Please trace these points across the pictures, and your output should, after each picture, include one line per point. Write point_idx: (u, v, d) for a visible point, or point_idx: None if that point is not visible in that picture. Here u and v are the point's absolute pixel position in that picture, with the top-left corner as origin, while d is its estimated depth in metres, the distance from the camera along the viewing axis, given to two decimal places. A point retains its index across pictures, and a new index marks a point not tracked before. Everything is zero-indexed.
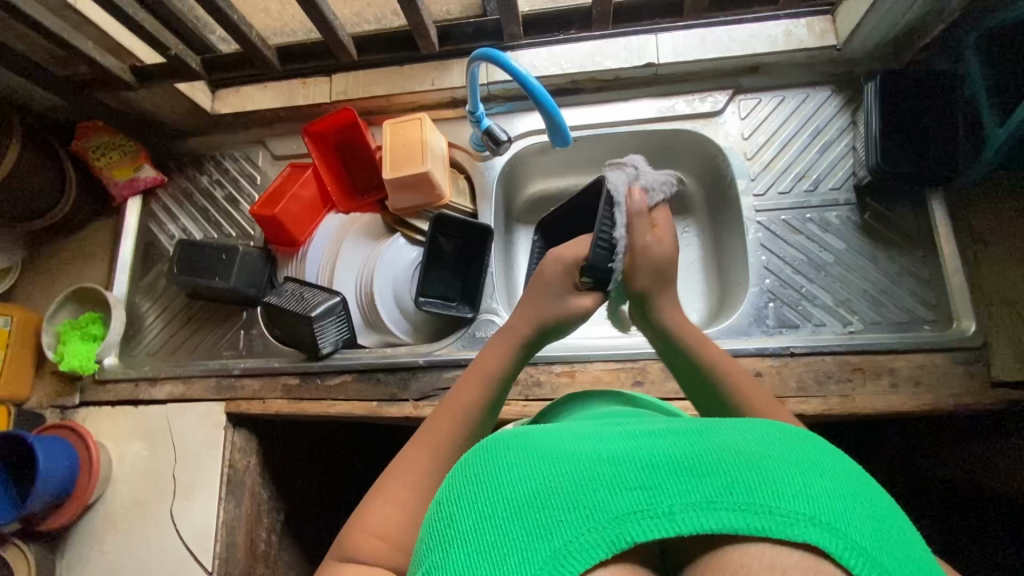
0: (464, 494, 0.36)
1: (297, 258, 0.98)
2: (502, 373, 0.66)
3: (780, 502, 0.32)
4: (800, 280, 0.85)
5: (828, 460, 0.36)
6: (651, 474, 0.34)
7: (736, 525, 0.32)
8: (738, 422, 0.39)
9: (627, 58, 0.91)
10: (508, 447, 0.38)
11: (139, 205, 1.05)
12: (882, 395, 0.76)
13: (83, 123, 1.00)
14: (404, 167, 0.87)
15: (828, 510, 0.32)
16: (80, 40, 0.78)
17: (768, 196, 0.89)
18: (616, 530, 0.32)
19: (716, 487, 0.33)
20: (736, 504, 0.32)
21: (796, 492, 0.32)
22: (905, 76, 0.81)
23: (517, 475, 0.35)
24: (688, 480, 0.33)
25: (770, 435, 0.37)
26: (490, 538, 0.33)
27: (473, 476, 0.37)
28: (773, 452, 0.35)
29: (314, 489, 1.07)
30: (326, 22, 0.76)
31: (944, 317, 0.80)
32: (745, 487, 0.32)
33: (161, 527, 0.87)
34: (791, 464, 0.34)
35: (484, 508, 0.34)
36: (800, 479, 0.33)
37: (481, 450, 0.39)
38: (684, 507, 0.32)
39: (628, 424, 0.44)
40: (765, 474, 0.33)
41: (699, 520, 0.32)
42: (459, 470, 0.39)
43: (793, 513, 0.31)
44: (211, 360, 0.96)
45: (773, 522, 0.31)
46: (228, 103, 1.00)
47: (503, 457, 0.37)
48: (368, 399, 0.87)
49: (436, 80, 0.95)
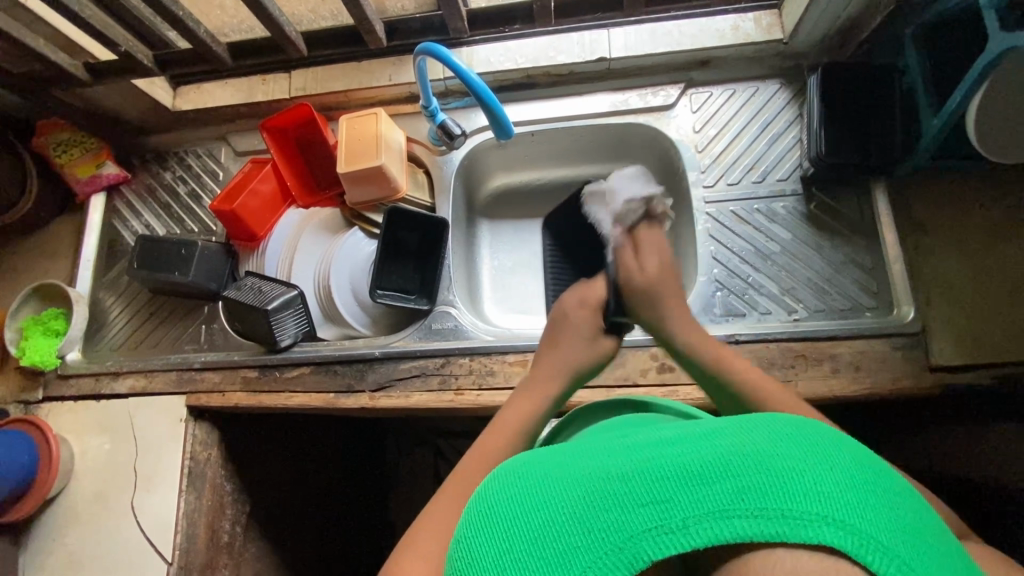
0: (485, 528, 0.38)
1: (257, 253, 0.99)
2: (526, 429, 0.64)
3: (794, 503, 0.31)
4: (747, 270, 0.87)
5: (840, 449, 0.35)
6: (661, 486, 0.34)
7: (752, 532, 0.31)
8: (746, 414, 0.38)
9: (579, 53, 0.93)
10: (523, 476, 0.40)
11: (102, 202, 1.06)
12: (822, 379, 0.78)
13: (44, 121, 1.00)
14: (359, 161, 0.89)
15: (843, 506, 0.31)
16: (31, 37, 0.79)
17: (717, 188, 0.91)
18: (631, 550, 0.33)
19: (727, 494, 0.32)
20: (750, 510, 0.32)
21: (808, 490, 0.32)
22: (846, 69, 0.83)
23: (533, 505, 0.37)
24: (699, 489, 0.33)
25: (778, 428, 0.36)
26: (511, 574, 0.35)
27: (493, 505, 0.40)
28: (781, 447, 0.34)
29: (281, 482, 1.08)
30: (273, 17, 0.77)
31: (885, 304, 0.82)
32: (757, 492, 0.32)
33: (122, 519, 0.88)
34: (800, 458, 0.33)
35: (505, 542, 0.37)
36: (813, 475, 0.33)
37: (497, 482, 0.42)
38: (699, 518, 0.32)
39: (640, 431, 0.45)
40: (777, 474, 0.32)
41: (714, 531, 0.32)
42: (479, 503, 0.42)
43: (805, 514, 0.31)
44: (173, 354, 0.97)
45: (788, 526, 0.31)
46: (189, 99, 1.02)
47: (517, 488, 0.40)
48: (325, 391, 0.88)
49: (393, 75, 0.96)
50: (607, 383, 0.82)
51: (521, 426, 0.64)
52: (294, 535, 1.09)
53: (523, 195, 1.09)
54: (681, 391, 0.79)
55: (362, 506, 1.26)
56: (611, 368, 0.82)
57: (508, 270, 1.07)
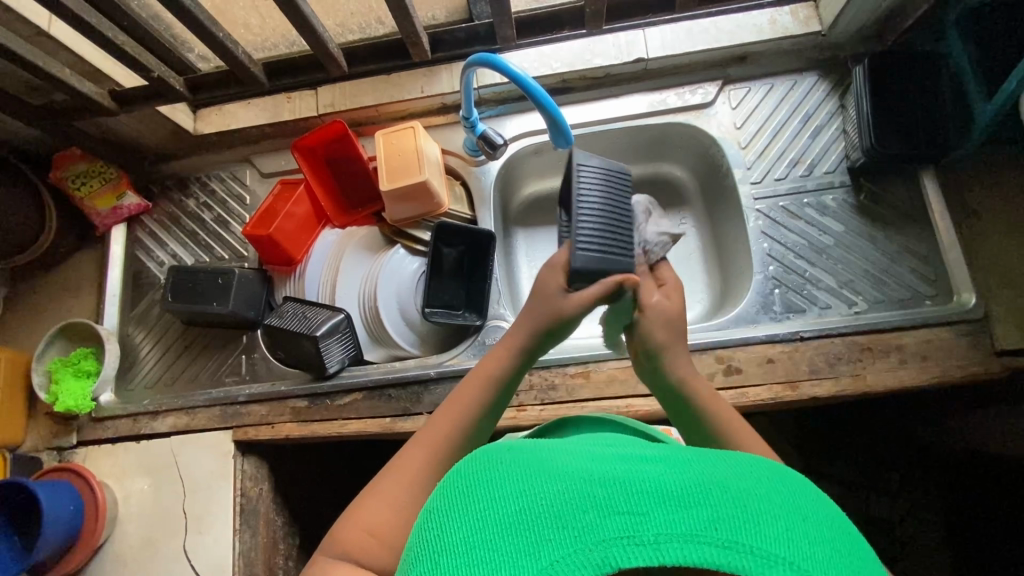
0: (454, 505, 0.36)
1: (294, 277, 0.95)
2: (499, 379, 0.65)
3: (762, 542, 0.31)
4: (802, 265, 0.86)
5: (816, 509, 0.35)
6: (639, 498, 0.33)
7: (718, 561, 0.31)
8: (728, 454, 0.38)
9: (616, 55, 0.91)
10: (499, 461, 0.38)
11: (123, 233, 1.02)
12: (891, 371, 0.77)
13: (61, 152, 0.96)
14: (401, 178, 0.86)
15: (807, 559, 0.31)
16: (54, 65, 0.75)
17: (764, 184, 0.90)
18: (601, 553, 0.31)
19: (702, 520, 0.32)
20: (721, 539, 0.31)
21: (776, 535, 0.32)
22: (892, 58, 0.83)
23: (506, 491, 0.35)
24: (675, 509, 0.32)
25: (759, 475, 0.36)
26: (481, 554, 0.32)
27: (465, 485, 0.37)
28: (759, 491, 0.34)
29: (330, 511, 1.04)
30: (316, 33, 0.74)
31: (944, 291, 0.81)
32: (730, 524, 0.31)
33: (176, 564, 0.84)
34: (777, 505, 0.33)
35: (476, 519, 0.34)
36: (784, 524, 0.32)
37: (477, 458, 0.39)
38: (669, 536, 0.31)
39: (622, 447, 0.44)
40: (751, 513, 0.32)
41: (682, 551, 0.31)
42: (451, 479, 0.39)
43: (773, 555, 0.31)
44: (214, 388, 0.94)
45: (752, 562, 0.30)
46: (210, 122, 0.98)
47: (497, 469, 0.37)
48: (381, 416, 0.86)
49: (425, 86, 0.94)
50: None
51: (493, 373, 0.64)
52: None
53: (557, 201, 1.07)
54: (750, 393, 0.78)
55: None
56: None
57: None
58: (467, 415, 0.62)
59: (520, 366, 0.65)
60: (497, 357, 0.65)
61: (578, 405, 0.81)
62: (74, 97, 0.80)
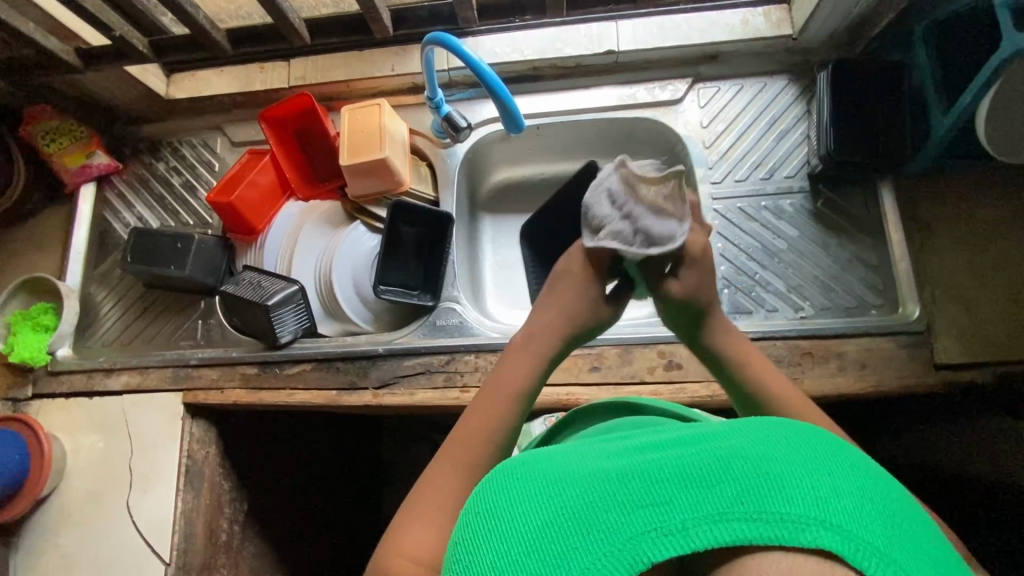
0: (480, 530, 0.37)
1: (255, 246, 0.96)
2: (525, 390, 0.63)
3: (790, 506, 0.31)
4: (754, 267, 0.86)
5: (840, 458, 0.34)
6: (660, 488, 0.33)
7: (750, 535, 0.30)
8: (743, 420, 0.38)
9: (587, 45, 0.91)
10: (518, 478, 0.39)
11: (92, 192, 1.02)
12: (829, 377, 0.78)
13: (32, 108, 0.96)
14: (361, 153, 0.87)
15: (837, 512, 0.31)
16: (18, 19, 0.76)
17: (724, 185, 0.91)
18: (630, 552, 0.31)
19: (726, 498, 0.32)
20: (747, 513, 0.31)
21: (803, 495, 0.31)
22: (857, 65, 0.82)
23: (528, 509, 0.36)
24: (696, 492, 0.32)
25: (776, 435, 0.36)
26: None
27: (489, 505, 0.38)
28: (779, 452, 0.34)
29: (280, 478, 1.06)
30: (275, 3, 0.75)
31: (890, 302, 0.82)
32: (754, 495, 0.31)
33: (117, 519, 0.86)
34: (798, 465, 0.33)
35: (501, 543, 0.35)
36: (811, 482, 0.32)
37: (493, 479, 0.40)
38: (696, 520, 0.31)
39: (636, 437, 0.44)
40: (774, 479, 0.32)
41: (710, 533, 0.31)
42: (473, 504, 0.40)
43: (803, 517, 0.30)
44: (168, 351, 0.95)
45: (784, 530, 0.30)
46: (183, 87, 0.99)
47: (515, 488, 0.38)
48: (328, 388, 0.87)
49: (396, 65, 0.94)
50: (615, 380, 0.81)
51: (518, 385, 0.63)
52: (293, 533, 1.08)
53: (527, 189, 1.07)
54: (688, 389, 0.79)
55: (362, 504, 1.24)
56: (619, 365, 0.82)
57: (512, 265, 1.04)
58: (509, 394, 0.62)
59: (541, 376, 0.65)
60: (521, 370, 0.64)
61: None
62: (39, 52, 0.81)
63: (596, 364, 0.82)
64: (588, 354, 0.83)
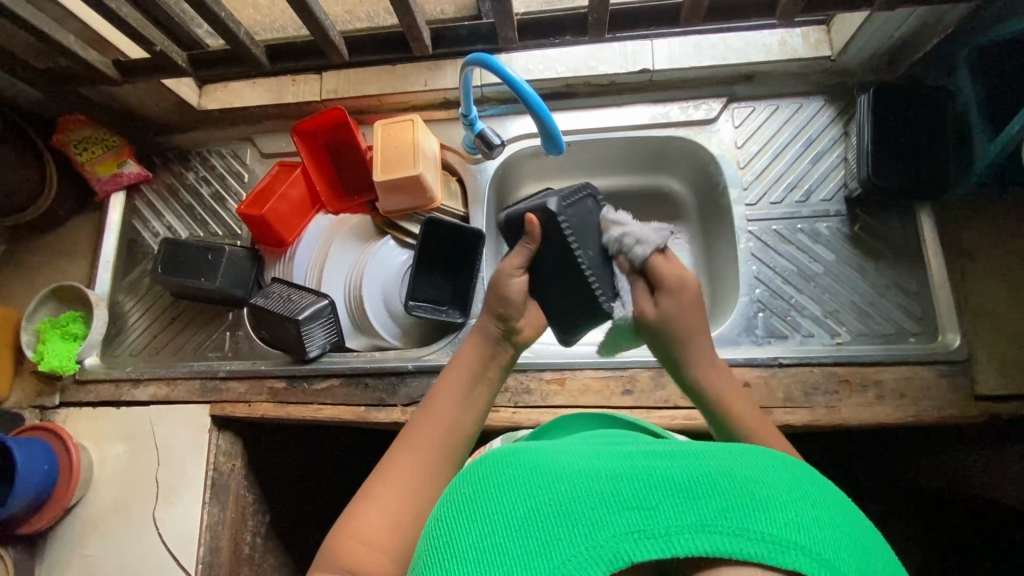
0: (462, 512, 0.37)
1: (285, 259, 0.96)
2: (475, 371, 0.65)
3: (774, 528, 0.32)
4: (789, 291, 0.85)
5: (821, 489, 0.35)
6: (648, 493, 0.33)
7: (729, 549, 0.31)
8: (734, 442, 0.39)
9: (621, 63, 0.91)
10: (507, 464, 0.39)
11: (121, 201, 1.03)
12: (867, 406, 0.76)
13: (65, 116, 0.96)
14: (395, 169, 0.86)
15: (817, 539, 0.32)
16: (59, 33, 0.76)
17: (759, 207, 0.90)
18: (612, 549, 0.32)
19: (712, 510, 0.32)
20: (732, 528, 0.32)
21: (786, 520, 0.32)
22: (898, 89, 0.81)
23: (514, 495, 0.36)
24: (683, 501, 0.33)
25: (765, 461, 0.36)
26: (494, 561, 0.33)
27: (476, 490, 0.38)
28: (766, 478, 0.35)
29: (301, 491, 1.05)
30: (316, 19, 0.74)
31: (930, 330, 0.80)
32: (740, 511, 0.32)
33: (143, 531, 0.86)
34: (784, 490, 0.34)
35: (484, 526, 0.35)
36: (796, 508, 0.33)
37: (478, 468, 0.40)
38: (680, 528, 0.32)
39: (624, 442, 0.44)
40: (759, 499, 0.33)
41: (694, 542, 0.31)
42: (458, 485, 0.40)
43: (783, 540, 0.31)
44: (196, 362, 0.95)
45: (766, 549, 0.31)
46: (215, 98, 0.99)
47: (501, 475, 0.38)
48: (356, 404, 0.86)
49: (428, 80, 0.94)
50: (647, 404, 0.80)
51: (470, 367, 0.66)
52: (313, 547, 1.07)
53: None
54: None
55: None
56: (651, 389, 0.81)
57: None
58: (450, 413, 0.62)
59: (494, 362, 0.66)
60: (473, 353, 0.66)
61: (550, 412, 0.82)
62: (78, 64, 0.81)
63: (628, 387, 0.81)
64: (620, 376, 0.82)
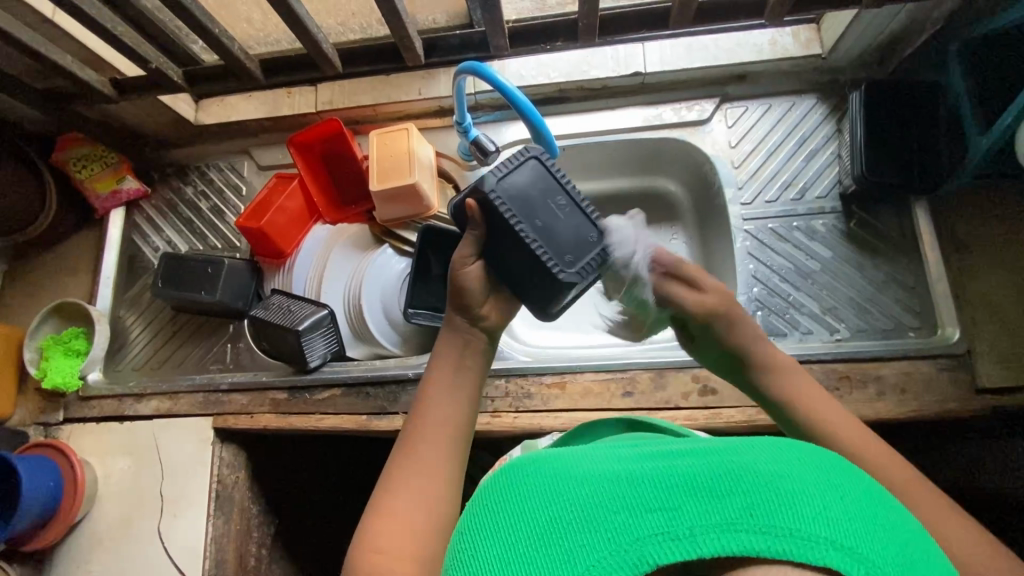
0: (493, 521, 0.39)
1: (284, 270, 0.97)
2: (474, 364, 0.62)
3: (802, 524, 0.31)
4: (787, 289, 0.86)
5: (851, 485, 0.35)
6: (670, 495, 0.34)
7: (758, 547, 0.31)
8: (760, 439, 0.39)
9: (614, 67, 0.91)
10: (533, 477, 0.41)
11: (121, 217, 1.03)
12: (868, 402, 0.76)
13: (66, 135, 0.97)
14: (391, 179, 0.87)
15: (847, 534, 0.31)
16: (56, 53, 0.77)
17: (754, 205, 0.90)
18: (637, 552, 0.33)
19: (736, 509, 0.32)
20: (757, 525, 0.32)
21: (813, 514, 0.32)
22: (889, 85, 0.82)
23: (540, 504, 0.38)
24: (706, 502, 0.33)
25: (790, 457, 0.37)
26: (522, 567, 0.35)
27: (502, 502, 0.40)
28: (791, 473, 0.35)
29: (306, 501, 1.06)
30: (309, 32, 0.75)
31: (928, 324, 0.80)
32: (764, 508, 0.32)
33: (149, 545, 0.86)
34: (811, 485, 0.34)
35: (513, 535, 0.37)
36: (823, 502, 0.33)
37: (506, 479, 0.42)
38: (705, 529, 0.32)
39: (648, 445, 0.45)
40: (784, 495, 0.33)
41: (718, 542, 0.32)
42: (489, 495, 0.42)
43: (811, 535, 0.31)
44: (198, 375, 0.95)
45: (794, 545, 0.30)
46: (212, 113, 1.00)
47: (525, 485, 0.40)
48: (357, 413, 0.87)
49: (422, 89, 0.95)
50: (648, 406, 0.80)
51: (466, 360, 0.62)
52: (318, 558, 1.07)
53: None
54: (724, 415, 0.78)
55: None
56: (652, 390, 0.81)
57: None
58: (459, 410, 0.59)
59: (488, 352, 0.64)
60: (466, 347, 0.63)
61: (551, 415, 0.82)
62: (75, 83, 0.82)
63: (629, 389, 0.82)
64: (621, 379, 0.83)
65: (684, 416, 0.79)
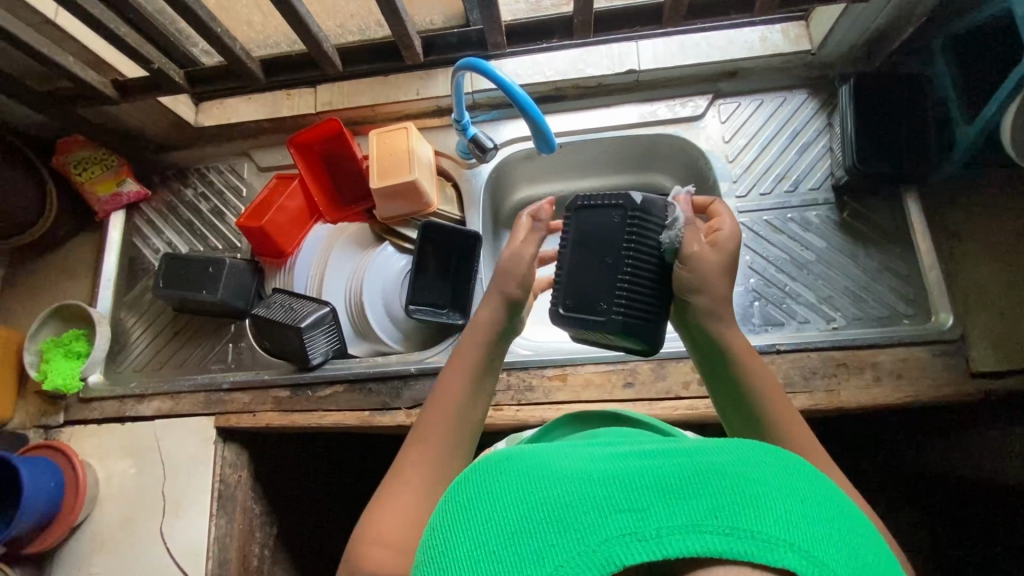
0: (459, 523, 0.36)
1: (286, 269, 0.97)
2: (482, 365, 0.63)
3: (763, 527, 0.30)
4: (783, 279, 0.87)
5: (813, 488, 0.34)
6: (639, 495, 0.32)
7: (721, 549, 0.30)
8: (726, 440, 0.38)
9: (608, 65, 0.93)
10: (500, 472, 0.38)
11: (121, 220, 1.04)
12: (865, 388, 0.77)
13: (66, 138, 0.99)
14: (392, 176, 0.88)
15: (807, 537, 0.30)
16: (59, 54, 0.78)
17: (749, 198, 0.92)
18: (604, 552, 0.31)
19: (702, 510, 0.31)
20: (721, 527, 0.30)
21: (775, 516, 0.31)
22: (878, 78, 0.83)
23: (505, 502, 0.35)
24: (673, 501, 0.32)
25: (755, 458, 0.35)
26: (487, 567, 0.32)
27: (471, 498, 0.37)
28: (755, 476, 0.34)
29: (308, 502, 1.05)
30: (310, 31, 0.76)
31: (923, 311, 0.82)
32: (730, 510, 0.31)
33: (151, 545, 0.85)
34: (774, 489, 0.33)
35: (479, 537, 0.34)
36: (786, 504, 0.32)
37: (473, 476, 0.40)
38: (672, 529, 0.31)
39: (617, 446, 0.43)
40: (749, 497, 0.32)
41: (684, 543, 0.30)
42: (452, 494, 0.40)
43: (773, 538, 0.30)
44: (200, 374, 0.95)
45: (755, 547, 0.30)
46: (212, 115, 1.01)
47: (493, 483, 0.37)
48: (360, 409, 0.87)
49: (421, 89, 0.96)
50: (649, 396, 0.81)
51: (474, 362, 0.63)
52: (321, 559, 1.06)
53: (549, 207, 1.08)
54: None
55: None
56: (653, 381, 0.82)
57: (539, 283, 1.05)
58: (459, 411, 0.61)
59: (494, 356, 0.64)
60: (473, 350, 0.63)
61: (553, 407, 0.83)
62: (77, 85, 0.83)
63: (630, 380, 0.82)
64: (622, 370, 0.83)
65: (684, 405, 0.79)
